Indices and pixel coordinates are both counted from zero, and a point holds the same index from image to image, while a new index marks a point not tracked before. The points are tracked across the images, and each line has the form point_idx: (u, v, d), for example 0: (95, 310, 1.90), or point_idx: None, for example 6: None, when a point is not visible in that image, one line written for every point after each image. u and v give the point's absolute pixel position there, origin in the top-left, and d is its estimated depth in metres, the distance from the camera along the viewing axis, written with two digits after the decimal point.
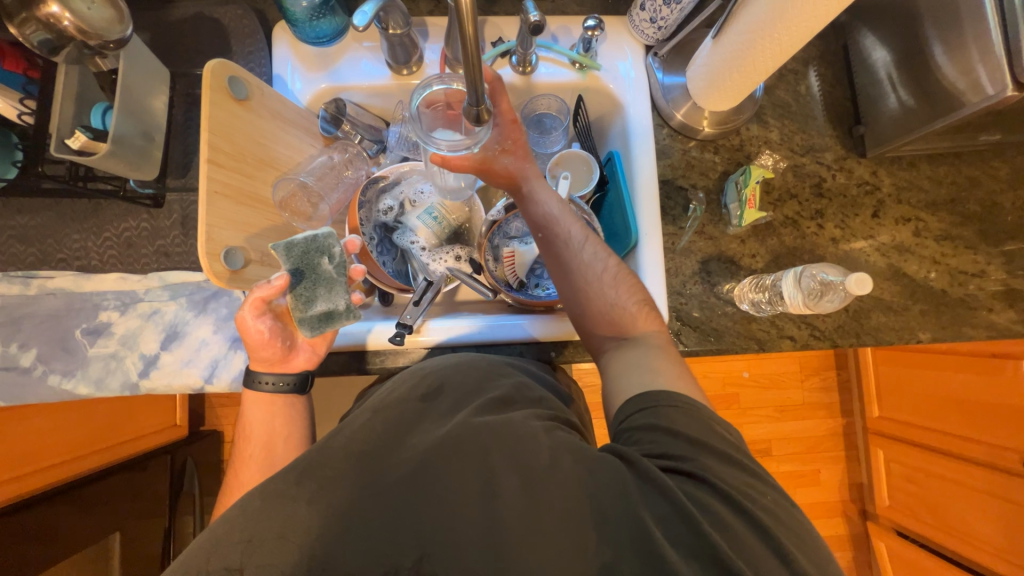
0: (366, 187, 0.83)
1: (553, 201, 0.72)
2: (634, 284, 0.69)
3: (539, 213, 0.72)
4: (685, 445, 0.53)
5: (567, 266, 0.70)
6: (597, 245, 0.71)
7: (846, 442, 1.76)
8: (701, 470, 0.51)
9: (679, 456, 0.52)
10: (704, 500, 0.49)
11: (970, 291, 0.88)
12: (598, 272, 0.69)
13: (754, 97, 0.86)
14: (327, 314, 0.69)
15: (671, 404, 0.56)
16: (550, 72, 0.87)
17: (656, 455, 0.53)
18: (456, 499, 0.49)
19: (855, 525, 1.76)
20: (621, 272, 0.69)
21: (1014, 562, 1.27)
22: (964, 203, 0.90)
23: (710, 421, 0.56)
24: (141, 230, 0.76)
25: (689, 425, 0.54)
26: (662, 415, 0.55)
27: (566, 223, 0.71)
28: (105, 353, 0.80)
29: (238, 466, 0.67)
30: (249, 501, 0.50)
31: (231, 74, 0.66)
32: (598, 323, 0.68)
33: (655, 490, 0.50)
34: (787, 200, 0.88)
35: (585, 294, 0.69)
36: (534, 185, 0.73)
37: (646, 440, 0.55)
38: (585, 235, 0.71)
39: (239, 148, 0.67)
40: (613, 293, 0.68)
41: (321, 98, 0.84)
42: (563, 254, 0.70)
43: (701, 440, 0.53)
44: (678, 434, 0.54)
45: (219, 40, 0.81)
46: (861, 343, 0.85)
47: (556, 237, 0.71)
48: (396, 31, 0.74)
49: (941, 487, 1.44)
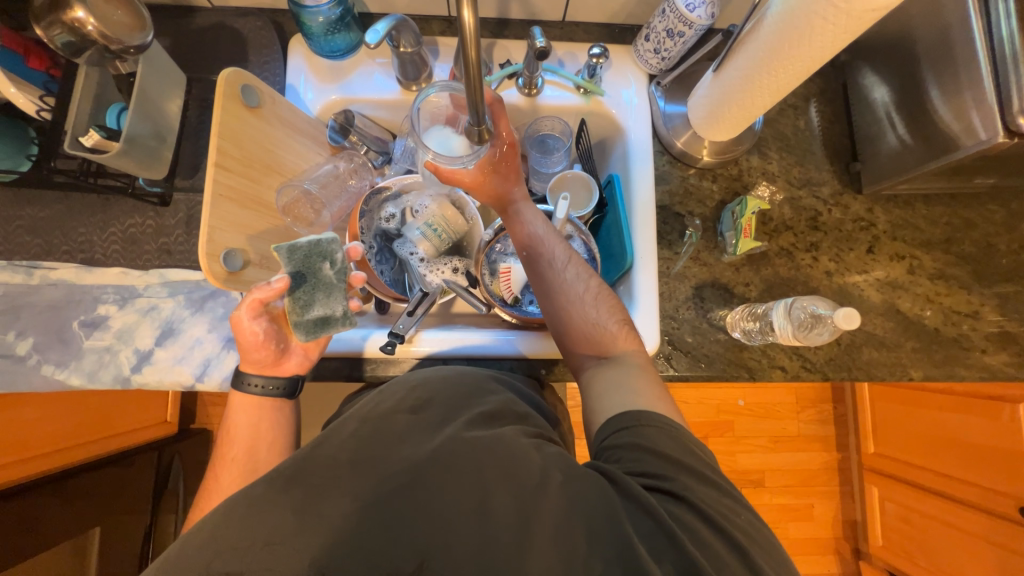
0: (369, 196, 0.85)
1: (538, 221, 0.74)
2: (615, 304, 0.70)
3: (524, 233, 0.74)
4: (665, 464, 0.54)
5: (550, 285, 0.71)
6: (580, 266, 0.73)
7: (841, 477, 1.74)
8: (682, 491, 0.52)
9: (660, 476, 0.53)
10: (687, 520, 0.50)
11: (963, 331, 0.88)
12: (580, 292, 0.70)
13: (754, 129, 0.87)
14: (323, 319, 0.69)
15: (652, 423, 0.57)
16: (555, 96, 0.90)
17: (637, 474, 0.53)
18: (439, 514, 0.48)
19: (847, 564, 1.72)
20: (601, 292, 0.70)
21: None
22: (960, 243, 0.90)
23: (690, 442, 0.57)
24: (147, 227, 0.77)
25: (670, 445, 0.55)
26: (644, 435, 0.56)
27: (550, 243, 0.73)
28: (99, 346, 0.81)
29: (218, 469, 0.67)
30: (233, 508, 0.48)
31: (245, 83, 0.68)
32: (578, 343, 0.69)
33: (640, 508, 0.50)
34: (782, 231, 0.89)
35: (566, 313, 0.70)
36: (520, 205, 0.76)
37: (628, 458, 0.55)
38: (568, 255, 0.72)
39: (246, 154, 0.69)
40: (593, 313, 0.69)
41: (331, 109, 0.86)
42: (546, 273, 0.72)
43: (682, 460, 0.54)
44: (659, 453, 0.54)
45: (237, 49, 0.84)
46: (852, 378, 0.85)
47: (539, 257, 0.72)
48: (407, 49, 0.76)
49: (936, 530, 1.41)
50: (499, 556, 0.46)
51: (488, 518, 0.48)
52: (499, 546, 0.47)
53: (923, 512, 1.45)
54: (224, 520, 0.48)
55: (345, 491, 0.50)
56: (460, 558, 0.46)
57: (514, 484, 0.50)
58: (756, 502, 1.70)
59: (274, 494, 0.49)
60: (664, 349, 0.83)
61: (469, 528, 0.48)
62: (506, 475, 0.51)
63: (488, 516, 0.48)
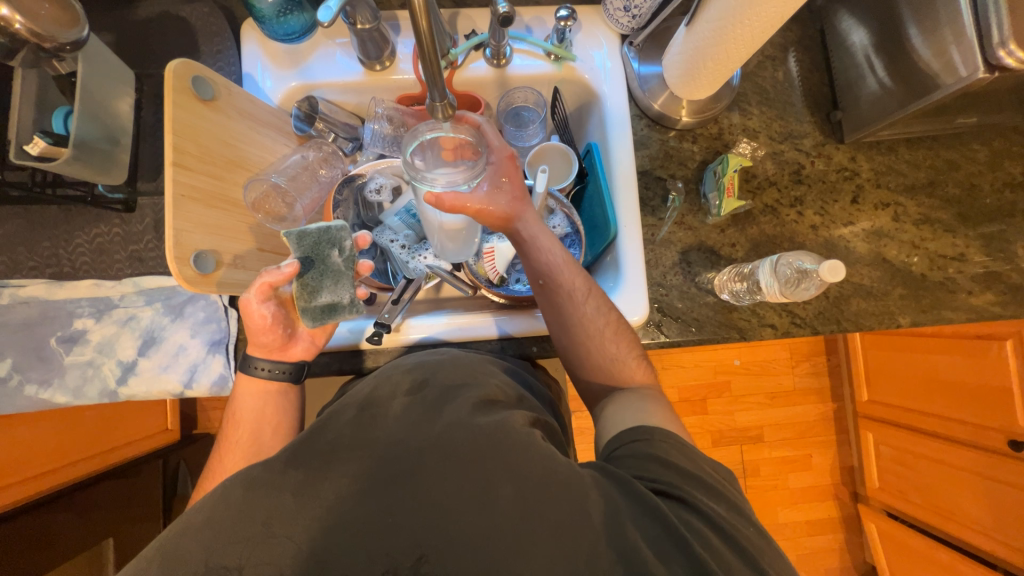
0: (342, 185, 0.84)
1: (556, 252, 0.71)
2: (631, 338, 0.70)
3: (541, 262, 0.71)
4: (676, 476, 0.52)
5: (568, 319, 0.69)
6: (599, 299, 0.70)
7: (837, 426, 1.78)
8: (692, 500, 0.50)
9: (670, 485, 0.51)
10: (694, 525, 0.48)
11: (949, 274, 0.88)
12: (598, 326, 0.69)
13: (732, 84, 0.85)
14: (331, 305, 0.68)
15: (666, 438, 0.56)
16: (525, 64, 0.87)
17: (646, 480, 0.52)
18: (436, 494, 0.48)
19: (847, 508, 1.77)
20: (620, 327, 0.69)
21: (998, 539, 1.30)
22: (944, 186, 0.90)
23: (701, 458, 0.55)
24: (114, 236, 0.74)
25: (685, 461, 0.54)
26: (656, 446, 0.55)
27: (568, 274, 0.70)
28: (81, 361, 0.79)
29: (222, 450, 0.64)
30: (230, 489, 0.49)
31: (195, 74, 0.65)
32: (593, 374, 0.70)
33: (647, 511, 0.48)
34: (766, 187, 0.88)
35: (584, 346, 0.69)
36: (538, 234, 0.71)
37: (637, 465, 0.54)
38: (587, 288, 0.70)
39: (205, 149, 0.66)
40: (611, 348, 0.68)
41: (293, 97, 0.83)
42: (563, 306, 0.69)
43: (694, 474, 0.52)
44: (671, 466, 0.53)
45: (186, 39, 0.80)
46: (841, 330, 0.86)
47: (557, 288, 0.70)
48: (364, 26, 0.73)
49: (932, 470, 1.45)
50: (495, 529, 0.47)
51: (484, 497, 0.48)
52: (495, 522, 0.47)
53: (919, 454, 1.48)
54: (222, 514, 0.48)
55: (340, 482, 0.49)
56: (458, 536, 0.46)
57: (509, 465, 0.49)
58: (756, 456, 1.75)
59: (270, 488, 0.49)
60: (654, 317, 0.83)
61: (466, 507, 0.48)
62: (502, 461, 0.50)
63: (483, 497, 0.48)
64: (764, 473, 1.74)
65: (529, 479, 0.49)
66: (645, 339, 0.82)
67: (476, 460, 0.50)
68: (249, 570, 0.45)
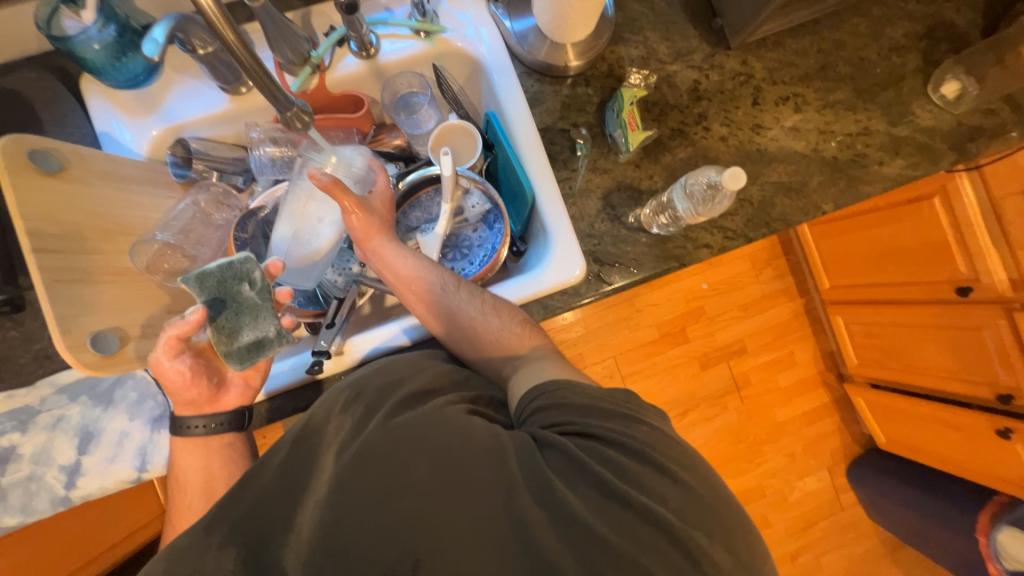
0: (241, 220, 0.79)
1: (412, 258, 0.72)
2: (512, 308, 0.70)
3: (404, 267, 0.72)
4: (572, 414, 0.55)
5: (444, 313, 0.69)
6: (470, 286, 0.71)
7: (809, 318, 1.85)
8: (587, 428, 0.53)
9: (567, 422, 0.54)
10: (595, 449, 0.52)
11: (859, 151, 0.90)
12: (474, 307, 0.69)
13: (607, 16, 0.83)
14: (257, 342, 0.64)
15: (561, 388, 0.57)
16: (397, 49, 0.82)
17: (548, 426, 0.54)
18: (382, 501, 0.48)
19: (835, 391, 1.87)
20: (497, 302, 0.69)
21: (968, 379, 1.37)
22: (835, 67, 0.91)
23: (589, 388, 0.58)
24: (11, 340, 0.69)
25: (579, 398, 0.56)
26: (548, 394, 0.57)
27: (428, 273, 0.71)
28: (19, 478, 0.74)
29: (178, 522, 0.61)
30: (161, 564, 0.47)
31: (30, 148, 0.58)
32: (488, 357, 0.68)
33: (558, 454, 0.51)
34: (668, 111, 0.87)
35: (469, 332, 0.68)
36: (390, 248, 0.73)
37: (537, 416, 0.56)
38: (455, 279, 0.71)
39: (73, 226, 0.61)
40: (494, 323, 0.68)
41: (161, 144, 0.77)
42: (435, 303, 0.69)
43: (584, 404, 0.55)
44: (564, 404, 0.55)
45: (22, 112, 0.73)
46: (773, 231, 0.87)
47: (426, 288, 0.70)
48: (206, 49, 0.67)
49: (899, 334, 1.52)
50: (422, 510, 0.48)
51: (417, 486, 0.49)
52: (420, 502, 0.48)
53: (884, 323, 1.56)
54: None
55: None
56: (396, 531, 0.47)
57: (429, 448, 0.51)
58: (743, 368, 1.81)
59: (202, 550, 0.47)
60: (593, 269, 0.83)
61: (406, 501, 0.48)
62: (426, 446, 0.51)
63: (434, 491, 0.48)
64: (754, 380, 1.81)
65: (449, 455, 0.50)
66: (589, 293, 0.82)
67: (401, 450, 0.50)
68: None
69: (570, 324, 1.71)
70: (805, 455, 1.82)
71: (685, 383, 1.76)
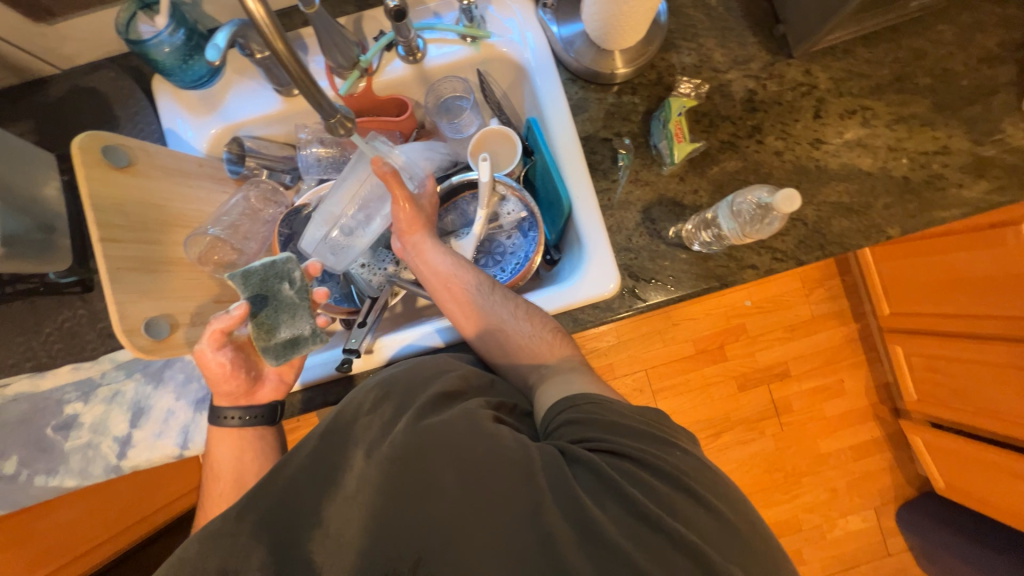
0: (287, 217, 0.83)
1: (450, 255, 0.74)
2: (544, 315, 0.69)
3: (441, 264, 0.73)
4: (601, 429, 0.52)
5: (477, 313, 0.70)
6: (504, 290, 0.72)
7: (863, 345, 1.72)
8: (619, 446, 0.50)
9: (597, 438, 0.51)
10: (627, 469, 0.48)
11: (935, 171, 0.81)
12: (507, 310, 0.69)
13: (660, 22, 0.80)
14: (293, 340, 0.67)
15: (587, 400, 0.55)
16: (443, 54, 0.83)
17: (577, 440, 0.51)
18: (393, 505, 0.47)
19: (888, 425, 1.73)
20: (529, 307, 0.69)
21: None
22: (913, 78, 0.83)
23: (622, 406, 0.54)
24: (81, 318, 0.76)
25: (607, 412, 0.53)
26: (579, 409, 0.54)
27: (465, 271, 0.73)
28: (81, 444, 0.81)
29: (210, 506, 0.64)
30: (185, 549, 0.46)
31: (106, 144, 0.63)
32: (515, 361, 0.67)
33: (587, 470, 0.48)
34: (719, 123, 0.83)
35: (500, 335, 0.68)
36: (429, 246, 0.75)
37: (566, 431, 0.53)
38: (489, 280, 0.72)
39: (136, 217, 0.65)
40: (525, 327, 0.68)
41: (220, 141, 0.81)
42: (469, 301, 0.70)
43: (616, 421, 0.52)
44: (595, 419, 0.52)
45: (101, 109, 0.80)
46: (828, 255, 0.81)
47: (461, 285, 0.71)
48: (262, 53, 0.70)
49: (966, 371, 1.37)
50: (443, 516, 0.46)
51: (442, 493, 0.47)
52: (441, 509, 0.46)
53: (949, 357, 1.41)
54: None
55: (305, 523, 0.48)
56: (413, 534, 0.46)
57: (455, 452, 0.48)
58: (784, 393, 1.70)
59: (229, 540, 0.46)
60: (628, 283, 0.80)
61: (426, 514, 0.46)
62: (451, 450, 0.49)
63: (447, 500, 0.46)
64: (797, 407, 1.70)
65: (475, 462, 0.48)
66: (623, 308, 0.79)
67: (426, 452, 0.49)
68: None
69: (602, 333, 1.67)
70: (848, 492, 1.69)
71: (720, 404, 1.68)
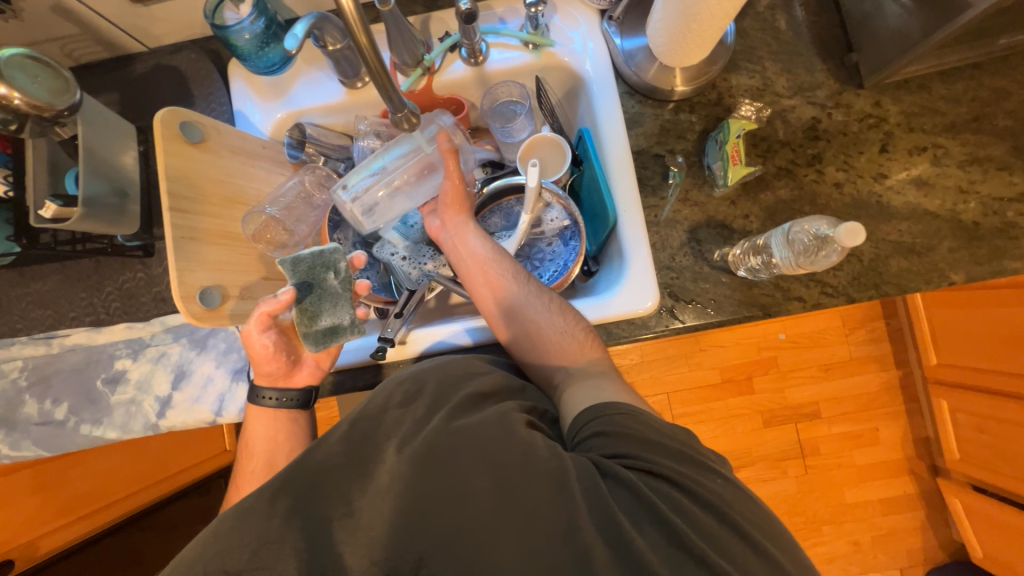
0: (338, 205, 0.86)
1: (491, 243, 0.75)
2: (577, 314, 0.69)
3: (478, 249, 0.74)
4: (635, 445, 0.50)
5: (510, 300, 0.70)
6: (539, 283, 0.72)
7: (904, 395, 1.62)
8: (657, 466, 0.49)
9: (633, 455, 0.50)
10: (666, 493, 0.47)
11: (1009, 219, 0.77)
12: (542, 301, 0.69)
13: (726, 42, 0.79)
14: (333, 328, 0.69)
15: (620, 411, 0.54)
16: (504, 58, 0.84)
17: (610, 456, 0.50)
18: (422, 498, 0.47)
19: (925, 483, 1.62)
20: (563, 303, 0.69)
21: None
22: (993, 119, 0.79)
23: (657, 422, 0.53)
24: (139, 280, 0.80)
25: (641, 426, 0.52)
26: (613, 421, 0.53)
27: (504, 259, 0.73)
28: (125, 399, 0.87)
29: (240, 479, 0.66)
30: (224, 520, 0.48)
31: (183, 120, 0.68)
32: (542, 356, 0.67)
33: (623, 488, 0.47)
34: (778, 149, 0.81)
35: (530, 326, 0.68)
36: (471, 231, 0.76)
37: (600, 444, 0.52)
38: (525, 271, 0.73)
39: (202, 191, 0.69)
40: (557, 322, 0.68)
41: (283, 126, 0.85)
42: (504, 287, 0.71)
43: (652, 439, 0.51)
44: (630, 435, 0.51)
45: (179, 86, 0.84)
46: (882, 295, 0.77)
47: (497, 272, 0.72)
48: (335, 46, 0.74)
49: (1017, 435, 1.28)
50: (478, 524, 0.45)
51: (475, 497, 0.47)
52: (474, 513, 0.46)
53: (1001, 418, 1.32)
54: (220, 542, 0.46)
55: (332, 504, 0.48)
56: (439, 529, 0.45)
57: (489, 457, 0.48)
58: (813, 435, 1.62)
59: (262, 512, 0.47)
60: (666, 302, 0.78)
61: (457, 516, 0.46)
62: (486, 453, 0.49)
63: (477, 502, 0.46)
64: (825, 451, 1.62)
65: (509, 468, 0.48)
66: (659, 327, 0.78)
67: (460, 453, 0.49)
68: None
69: (626, 350, 1.64)
70: (873, 548, 1.60)
71: (741, 438, 1.62)
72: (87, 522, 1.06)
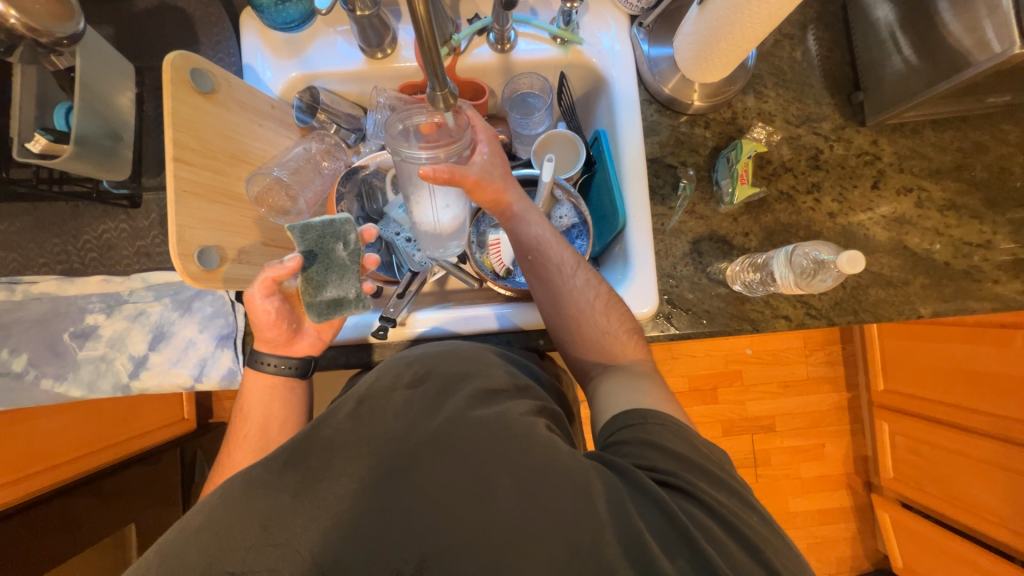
0: (345, 176, 0.81)
1: (541, 227, 0.72)
2: (623, 310, 0.70)
3: (530, 238, 0.71)
4: (672, 462, 0.52)
5: (557, 292, 0.69)
6: (587, 272, 0.71)
7: (852, 416, 1.74)
8: (693, 487, 0.50)
9: (669, 472, 0.51)
10: (699, 517, 0.48)
11: (974, 263, 0.84)
12: (589, 299, 0.69)
13: (747, 66, 0.81)
14: (337, 300, 0.67)
15: (657, 421, 0.56)
16: (530, 49, 0.84)
17: (644, 468, 0.52)
18: (430, 486, 0.47)
19: (860, 497, 1.74)
20: (610, 301, 0.69)
21: (1011, 527, 1.26)
22: (971, 169, 0.86)
23: (696, 442, 0.55)
24: (121, 232, 0.77)
25: (681, 445, 0.54)
26: (650, 432, 0.55)
27: (554, 247, 0.71)
28: (94, 356, 0.81)
29: (231, 445, 0.65)
30: (230, 490, 0.47)
31: (193, 66, 0.64)
32: (584, 352, 0.69)
33: (651, 502, 0.48)
34: (781, 173, 0.85)
35: (575, 321, 0.69)
36: (522, 210, 0.71)
37: (634, 453, 0.53)
38: (575, 260, 0.71)
39: (207, 144, 0.65)
40: (603, 321, 0.68)
41: (294, 87, 0.81)
42: (553, 280, 0.70)
43: (691, 459, 0.52)
44: (669, 452, 0.53)
45: (184, 29, 0.79)
46: (859, 321, 0.83)
47: (546, 263, 0.70)
48: (364, 12, 0.70)
49: (948, 461, 1.41)
50: (493, 520, 0.46)
51: (490, 492, 0.47)
52: (493, 514, 0.46)
53: (935, 444, 1.44)
54: (220, 515, 0.46)
55: (340, 481, 0.48)
56: (448, 523, 0.46)
57: (510, 458, 0.49)
58: (767, 446, 1.72)
59: (269, 486, 0.47)
60: (664, 309, 0.81)
61: (466, 505, 0.47)
62: (509, 459, 0.49)
63: (486, 496, 0.47)
64: (776, 462, 1.72)
65: (531, 470, 0.48)
66: (654, 331, 0.80)
67: (480, 450, 0.49)
68: (248, 560, 0.43)
69: None
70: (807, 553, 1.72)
71: None
72: (23, 488, 0.95)
